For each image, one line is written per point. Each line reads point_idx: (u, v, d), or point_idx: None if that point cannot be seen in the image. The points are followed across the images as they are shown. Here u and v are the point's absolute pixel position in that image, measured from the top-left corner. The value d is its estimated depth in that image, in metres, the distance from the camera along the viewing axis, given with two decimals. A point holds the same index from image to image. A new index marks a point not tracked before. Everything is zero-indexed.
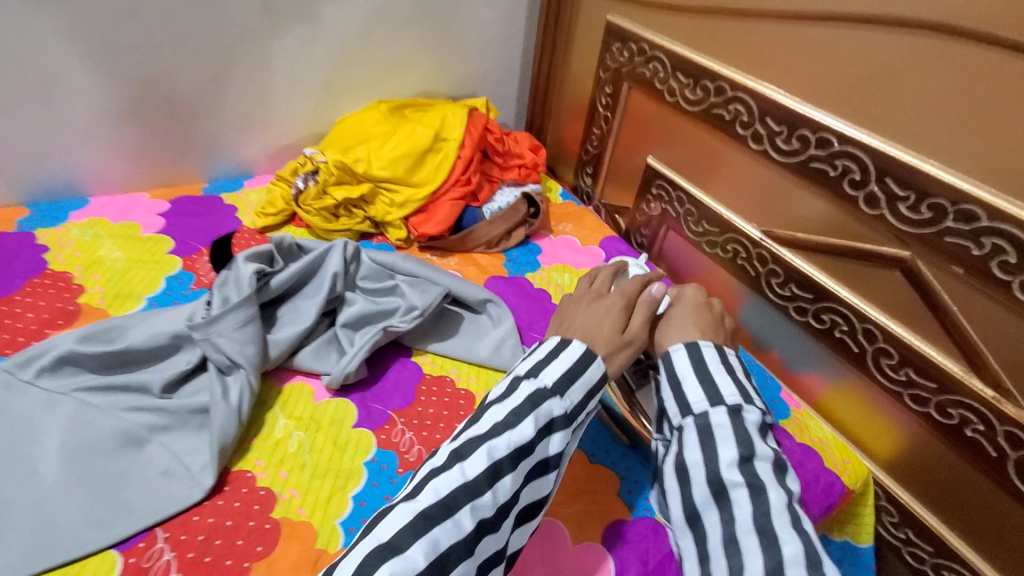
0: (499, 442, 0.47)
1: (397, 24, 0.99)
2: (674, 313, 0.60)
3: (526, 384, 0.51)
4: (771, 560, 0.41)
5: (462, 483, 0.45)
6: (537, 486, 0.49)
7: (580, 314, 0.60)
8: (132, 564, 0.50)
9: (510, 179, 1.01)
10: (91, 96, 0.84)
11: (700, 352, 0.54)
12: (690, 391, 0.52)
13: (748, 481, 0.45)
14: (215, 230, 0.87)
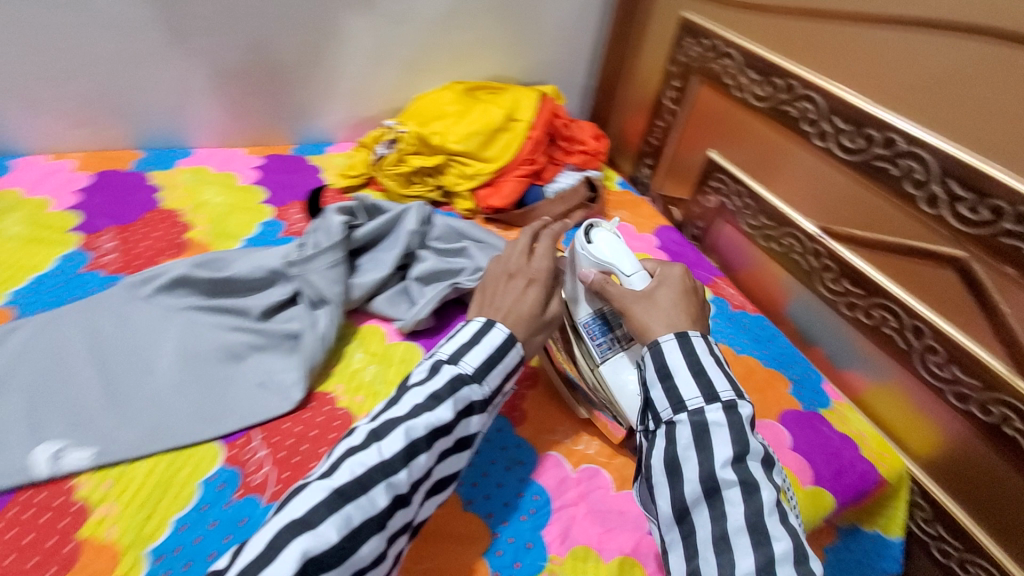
0: (417, 421, 0.48)
1: (480, 9, 1.04)
2: (658, 295, 0.59)
3: (447, 366, 0.53)
4: (764, 557, 0.44)
5: (382, 459, 0.46)
6: (452, 463, 0.51)
7: (503, 296, 0.60)
8: (233, 455, 0.57)
9: (572, 163, 1.05)
10: (204, 56, 0.91)
11: (690, 343, 0.54)
12: (684, 386, 0.52)
13: (743, 481, 0.47)
14: (302, 186, 0.95)
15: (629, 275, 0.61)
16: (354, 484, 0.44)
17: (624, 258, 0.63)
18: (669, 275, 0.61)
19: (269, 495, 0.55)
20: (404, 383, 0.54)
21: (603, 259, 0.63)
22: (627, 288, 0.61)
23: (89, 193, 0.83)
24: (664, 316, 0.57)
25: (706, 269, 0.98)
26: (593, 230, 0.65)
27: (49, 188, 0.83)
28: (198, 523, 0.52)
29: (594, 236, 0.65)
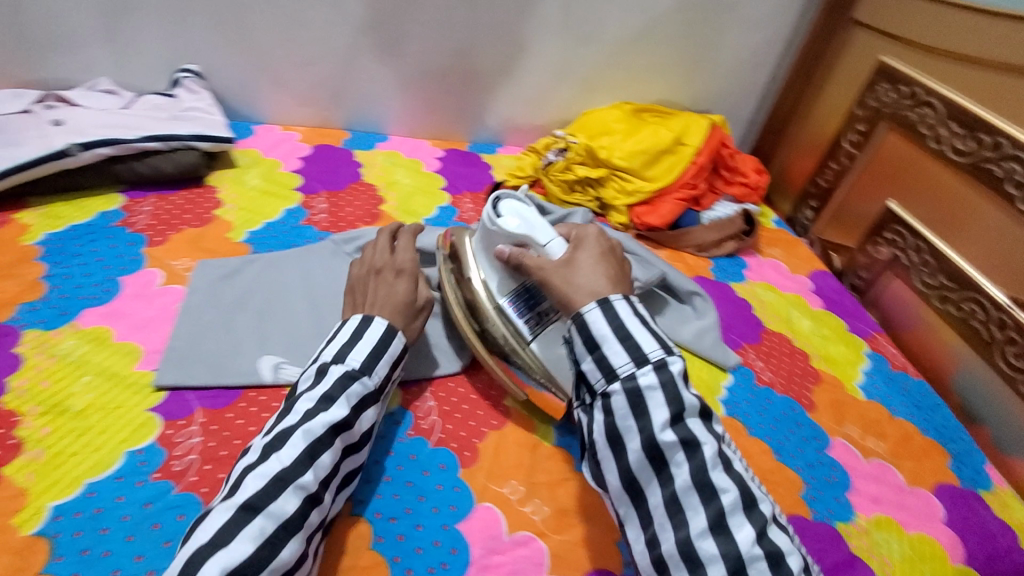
0: (314, 422, 0.49)
1: (664, 35, 1.06)
2: (577, 259, 0.56)
3: (334, 367, 0.53)
4: (714, 511, 0.45)
5: (287, 465, 0.46)
6: (354, 459, 0.53)
7: (375, 292, 0.61)
8: (407, 400, 0.64)
9: (731, 194, 1.06)
10: (418, 59, 1.03)
11: (615, 306, 0.51)
12: (613, 354, 0.49)
13: (683, 440, 0.46)
14: (475, 180, 1.04)
15: (545, 244, 0.60)
16: (270, 487, 0.45)
17: (536, 228, 0.62)
18: (588, 238, 0.59)
19: (435, 440, 0.61)
20: (292, 392, 0.53)
21: (514, 232, 0.62)
22: (546, 257, 0.59)
23: (308, 161, 0.98)
24: (585, 283, 0.54)
25: (865, 322, 0.93)
26: (501, 207, 0.65)
27: (281, 153, 0.99)
28: (378, 449, 0.59)
29: (504, 213, 0.64)
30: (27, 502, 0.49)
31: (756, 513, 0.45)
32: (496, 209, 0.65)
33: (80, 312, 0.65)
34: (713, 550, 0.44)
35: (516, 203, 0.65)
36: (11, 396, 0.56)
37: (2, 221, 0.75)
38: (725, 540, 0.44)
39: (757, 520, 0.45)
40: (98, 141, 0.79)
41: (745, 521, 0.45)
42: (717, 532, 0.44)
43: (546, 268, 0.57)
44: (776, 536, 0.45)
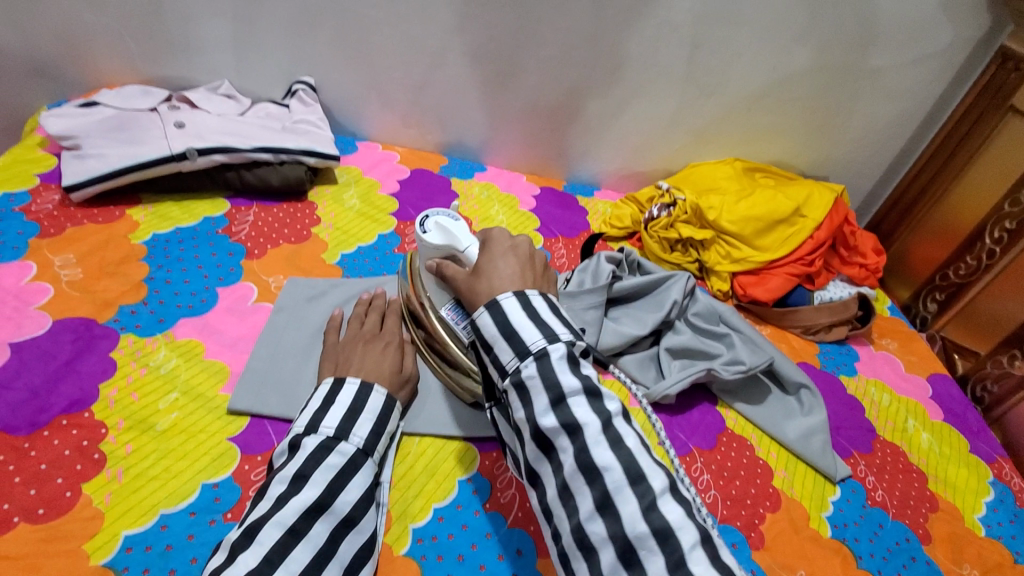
0: (286, 510, 0.45)
1: (792, 95, 0.98)
2: (481, 267, 0.53)
3: (309, 439, 0.50)
4: (600, 491, 0.41)
5: (253, 567, 0.42)
6: (355, 537, 0.49)
7: (360, 359, 0.60)
8: (487, 466, 0.60)
9: (846, 275, 0.96)
10: (528, 93, 0.99)
11: (504, 308, 0.47)
12: (499, 350, 0.47)
13: (565, 424, 0.43)
14: (569, 225, 0.99)
15: (465, 250, 0.58)
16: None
17: (458, 235, 0.59)
18: (494, 242, 0.56)
19: (512, 518, 0.56)
20: (271, 470, 0.51)
21: (438, 245, 0.59)
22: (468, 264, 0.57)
23: (406, 185, 0.97)
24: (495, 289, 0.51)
25: (989, 443, 0.82)
26: (425, 222, 0.62)
27: (380, 173, 0.99)
28: (453, 520, 0.55)
29: (428, 226, 0.61)
30: (102, 527, 0.47)
31: (644, 488, 0.40)
32: (420, 222, 0.61)
33: (176, 322, 0.65)
34: (601, 531, 0.40)
35: (443, 215, 0.62)
36: (101, 405, 0.55)
37: (116, 216, 0.76)
38: (612, 520, 0.40)
39: (644, 494, 0.40)
40: (213, 148, 0.80)
41: (631, 496, 0.40)
42: (605, 512, 0.40)
43: (456, 279, 0.55)
44: (666, 510, 0.39)
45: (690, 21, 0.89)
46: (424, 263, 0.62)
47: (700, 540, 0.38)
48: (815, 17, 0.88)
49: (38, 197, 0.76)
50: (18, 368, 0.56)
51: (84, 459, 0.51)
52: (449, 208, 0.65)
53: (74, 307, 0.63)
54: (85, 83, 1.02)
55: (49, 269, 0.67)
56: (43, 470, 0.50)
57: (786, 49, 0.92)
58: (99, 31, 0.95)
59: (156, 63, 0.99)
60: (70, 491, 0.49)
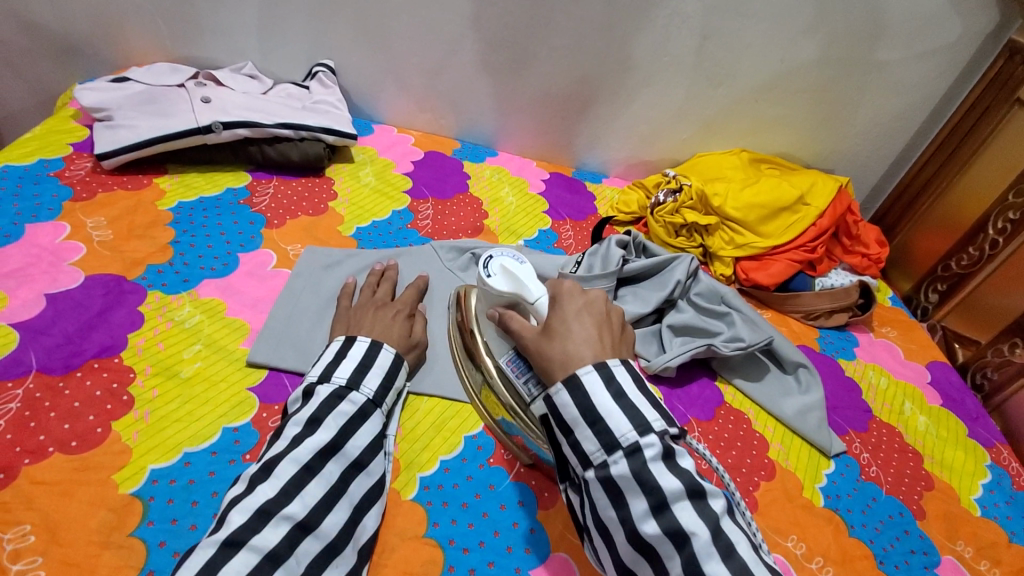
0: (301, 449, 0.49)
1: (800, 88, 1.00)
2: (553, 326, 0.51)
3: (322, 387, 0.53)
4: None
5: (272, 496, 0.45)
6: (365, 480, 0.51)
7: (370, 323, 0.63)
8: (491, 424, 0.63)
9: (848, 263, 0.98)
10: (541, 81, 1.02)
11: (586, 386, 0.46)
12: (585, 440, 0.45)
13: (669, 533, 0.41)
14: (578, 209, 1.02)
15: (534, 302, 0.55)
16: (254, 521, 0.44)
17: (525, 282, 0.56)
18: (568, 300, 0.52)
19: (515, 473, 0.59)
20: (285, 414, 0.54)
21: (505, 292, 0.57)
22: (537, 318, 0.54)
23: (420, 166, 1.00)
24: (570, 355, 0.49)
25: (987, 429, 0.83)
26: (489, 265, 0.60)
27: (395, 154, 1.02)
28: (458, 472, 0.58)
29: (492, 269, 0.59)
30: (130, 460, 0.50)
31: None
32: (485, 267, 0.60)
33: (200, 282, 0.68)
34: None
35: (507, 258, 0.59)
36: (129, 352, 0.59)
37: (144, 183, 0.80)
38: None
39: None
40: (238, 123, 0.84)
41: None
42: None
43: (522, 334, 0.53)
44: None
45: (701, 11, 0.91)
46: (488, 307, 0.60)
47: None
48: (823, 9, 0.91)
49: (71, 164, 0.80)
50: (53, 316, 0.60)
51: (114, 400, 0.54)
52: (513, 247, 0.62)
53: (105, 264, 0.67)
54: (113, 61, 1.06)
55: (82, 230, 0.70)
56: (77, 407, 0.53)
57: (794, 41, 0.94)
58: (130, 11, 0.99)
59: (182, 43, 1.03)
60: (101, 427, 0.52)
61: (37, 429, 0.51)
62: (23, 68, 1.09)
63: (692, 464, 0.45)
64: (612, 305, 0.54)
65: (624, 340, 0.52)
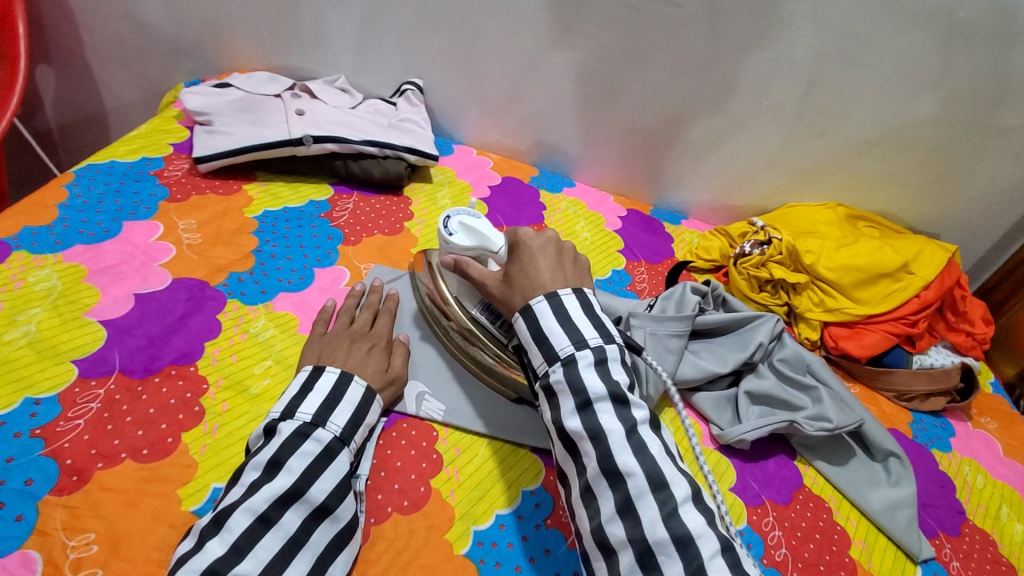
0: (256, 497, 0.46)
1: (912, 145, 0.92)
2: (513, 273, 0.57)
3: (285, 424, 0.51)
4: (622, 495, 0.45)
5: (220, 555, 0.43)
6: (331, 527, 0.48)
7: (344, 356, 0.60)
8: (551, 481, 0.59)
9: (949, 341, 0.89)
10: (629, 115, 0.99)
11: (534, 313, 0.52)
12: (533, 354, 0.52)
13: (590, 429, 0.47)
14: (653, 250, 0.98)
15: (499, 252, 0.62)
16: None
17: (487, 235, 0.63)
18: (525, 250, 0.59)
19: (573, 539, 0.55)
20: (246, 454, 0.52)
21: (471, 246, 0.62)
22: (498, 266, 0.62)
23: (496, 192, 0.99)
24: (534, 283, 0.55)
25: None
26: (449, 223, 0.64)
27: (472, 177, 1.01)
28: (513, 530, 0.55)
29: (452, 227, 0.64)
30: (195, 476, 0.50)
31: (666, 496, 0.44)
32: (444, 224, 0.64)
33: (276, 295, 0.69)
34: (620, 533, 0.44)
35: (464, 216, 0.65)
36: (204, 362, 0.59)
37: (234, 189, 0.82)
38: (632, 523, 0.43)
39: (665, 502, 0.44)
40: (327, 137, 0.85)
41: (653, 502, 0.44)
42: (624, 516, 0.44)
43: (487, 284, 0.59)
44: (687, 518, 0.43)
45: (811, 58, 0.86)
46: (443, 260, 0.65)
47: (720, 549, 0.42)
48: (948, 65, 0.83)
49: (170, 164, 0.83)
50: (138, 317, 0.61)
51: (186, 410, 0.55)
52: (466, 208, 0.68)
53: (191, 269, 0.68)
54: (217, 65, 1.11)
55: (173, 231, 0.72)
56: (151, 414, 0.54)
57: (911, 97, 0.87)
58: (242, 20, 1.04)
59: (284, 52, 1.07)
60: (171, 438, 0.52)
61: (113, 432, 0.51)
62: (137, 64, 1.15)
63: (626, 374, 0.50)
64: (564, 243, 0.61)
65: (580, 273, 0.59)
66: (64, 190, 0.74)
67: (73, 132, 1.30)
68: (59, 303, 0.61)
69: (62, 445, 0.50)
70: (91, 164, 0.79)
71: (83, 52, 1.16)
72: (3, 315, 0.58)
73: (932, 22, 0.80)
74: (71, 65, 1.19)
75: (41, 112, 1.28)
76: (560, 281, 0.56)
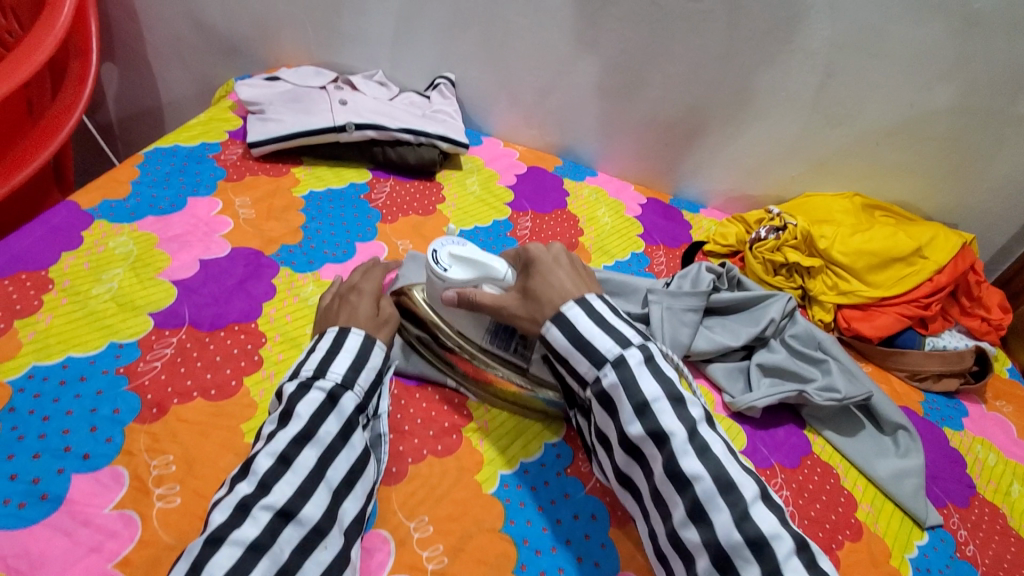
0: (274, 442, 0.49)
1: (928, 135, 0.95)
2: (531, 287, 0.59)
3: (290, 380, 0.53)
4: (691, 498, 0.48)
5: (247, 492, 0.46)
6: (342, 461, 0.51)
7: (338, 317, 0.62)
8: (572, 435, 0.64)
9: (964, 325, 0.91)
10: (651, 107, 1.04)
11: (569, 318, 0.56)
12: (579, 362, 0.55)
13: (652, 433, 0.50)
14: (672, 236, 1.02)
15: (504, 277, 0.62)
16: (233, 517, 0.44)
17: (482, 261, 0.62)
18: (540, 261, 0.61)
19: (591, 487, 0.60)
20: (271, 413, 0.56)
21: (469, 278, 0.62)
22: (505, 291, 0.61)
23: (522, 179, 1.04)
24: (557, 288, 0.59)
25: None
26: (440, 259, 0.63)
27: (500, 166, 1.07)
28: (537, 475, 0.60)
29: (444, 262, 0.62)
30: (255, 413, 0.57)
31: (734, 497, 0.47)
32: (435, 260, 0.63)
33: (322, 265, 0.76)
34: (695, 535, 0.48)
35: (451, 245, 0.64)
36: (262, 320, 0.66)
37: (283, 171, 0.90)
38: (705, 525, 0.47)
39: (734, 504, 0.47)
40: (368, 125, 0.92)
41: (722, 505, 0.47)
42: (697, 519, 0.48)
43: (506, 305, 0.60)
44: (759, 519, 0.46)
45: (827, 50, 0.90)
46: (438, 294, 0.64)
47: (795, 549, 0.45)
48: (962, 55, 0.86)
49: (226, 148, 0.91)
50: (203, 278, 0.69)
51: (247, 358, 0.62)
52: (446, 234, 0.66)
53: (247, 240, 0.76)
54: (265, 62, 1.19)
55: (231, 207, 0.80)
56: (218, 361, 0.60)
57: (926, 87, 0.90)
58: (290, 19, 1.12)
59: (327, 49, 1.15)
60: (235, 381, 0.59)
61: (186, 374, 0.58)
62: (192, 61, 1.25)
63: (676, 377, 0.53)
64: (570, 255, 0.64)
65: (591, 281, 0.63)
66: (136, 169, 0.82)
67: (132, 125, 1.41)
68: (136, 265, 0.68)
69: (143, 382, 0.57)
70: (157, 147, 0.87)
71: (145, 51, 1.26)
72: (89, 273, 0.66)
73: (945, 14, 0.84)
74: (133, 63, 1.29)
75: (104, 106, 1.38)
76: (581, 287, 0.60)
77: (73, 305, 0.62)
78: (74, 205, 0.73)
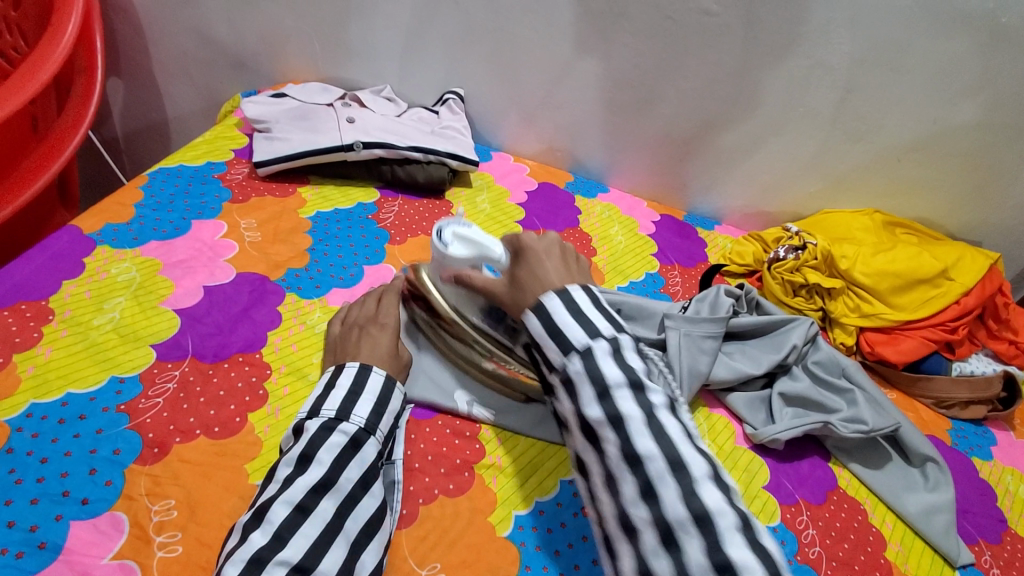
0: (293, 489, 0.47)
1: (952, 151, 0.92)
2: (518, 275, 0.56)
3: (310, 421, 0.52)
4: (642, 478, 0.43)
5: (263, 544, 0.44)
6: (362, 511, 0.49)
7: (356, 348, 0.61)
8: None
9: (992, 349, 0.88)
10: (665, 122, 1.01)
11: (547, 308, 0.50)
12: (546, 348, 0.50)
13: (610, 416, 0.45)
14: (686, 255, 0.99)
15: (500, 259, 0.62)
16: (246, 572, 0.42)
17: (482, 243, 0.63)
18: (530, 250, 0.57)
19: None
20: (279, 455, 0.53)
21: (469, 257, 0.63)
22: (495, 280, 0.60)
23: (533, 197, 1.02)
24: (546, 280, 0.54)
25: None
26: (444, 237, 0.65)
27: (510, 182, 1.05)
28: (553, 516, 0.57)
29: (447, 240, 0.65)
30: (260, 453, 0.55)
31: (684, 475, 0.42)
32: (439, 237, 0.65)
33: (330, 290, 0.74)
34: (641, 514, 0.42)
35: (456, 226, 0.66)
36: (268, 350, 0.64)
37: (290, 191, 0.88)
38: (654, 505, 0.42)
39: (682, 480, 0.42)
40: (376, 143, 0.90)
41: (671, 482, 0.42)
42: (646, 498, 0.42)
43: (494, 291, 0.59)
44: (705, 494, 0.41)
45: (848, 64, 0.88)
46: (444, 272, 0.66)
47: (739, 525, 0.40)
48: (990, 71, 0.83)
49: (232, 167, 0.89)
50: (207, 306, 0.67)
51: (252, 392, 0.59)
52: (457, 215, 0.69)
53: (252, 264, 0.74)
54: (272, 77, 1.18)
55: (237, 230, 0.78)
56: (221, 396, 0.58)
57: (951, 103, 0.87)
58: (297, 34, 1.11)
59: (334, 63, 1.13)
60: (239, 417, 0.57)
61: (189, 411, 0.56)
62: (198, 76, 1.23)
63: (646, 364, 0.48)
64: (566, 245, 0.60)
65: (585, 274, 0.59)
66: (140, 191, 0.80)
67: (137, 139, 1.39)
68: (140, 293, 0.66)
69: (144, 420, 0.55)
70: (162, 167, 0.85)
71: (151, 65, 1.25)
72: (91, 302, 0.64)
73: (972, 28, 0.81)
74: (139, 77, 1.28)
75: (109, 121, 1.37)
76: (569, 279, 0.55)
77: (74, 337, 0.60)
78: (77, 230, 0.72)
